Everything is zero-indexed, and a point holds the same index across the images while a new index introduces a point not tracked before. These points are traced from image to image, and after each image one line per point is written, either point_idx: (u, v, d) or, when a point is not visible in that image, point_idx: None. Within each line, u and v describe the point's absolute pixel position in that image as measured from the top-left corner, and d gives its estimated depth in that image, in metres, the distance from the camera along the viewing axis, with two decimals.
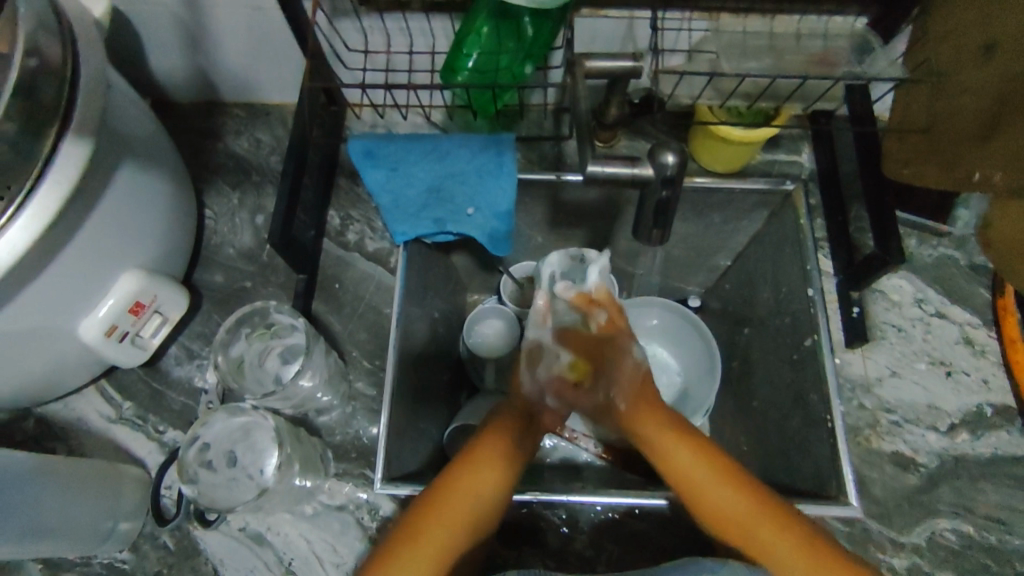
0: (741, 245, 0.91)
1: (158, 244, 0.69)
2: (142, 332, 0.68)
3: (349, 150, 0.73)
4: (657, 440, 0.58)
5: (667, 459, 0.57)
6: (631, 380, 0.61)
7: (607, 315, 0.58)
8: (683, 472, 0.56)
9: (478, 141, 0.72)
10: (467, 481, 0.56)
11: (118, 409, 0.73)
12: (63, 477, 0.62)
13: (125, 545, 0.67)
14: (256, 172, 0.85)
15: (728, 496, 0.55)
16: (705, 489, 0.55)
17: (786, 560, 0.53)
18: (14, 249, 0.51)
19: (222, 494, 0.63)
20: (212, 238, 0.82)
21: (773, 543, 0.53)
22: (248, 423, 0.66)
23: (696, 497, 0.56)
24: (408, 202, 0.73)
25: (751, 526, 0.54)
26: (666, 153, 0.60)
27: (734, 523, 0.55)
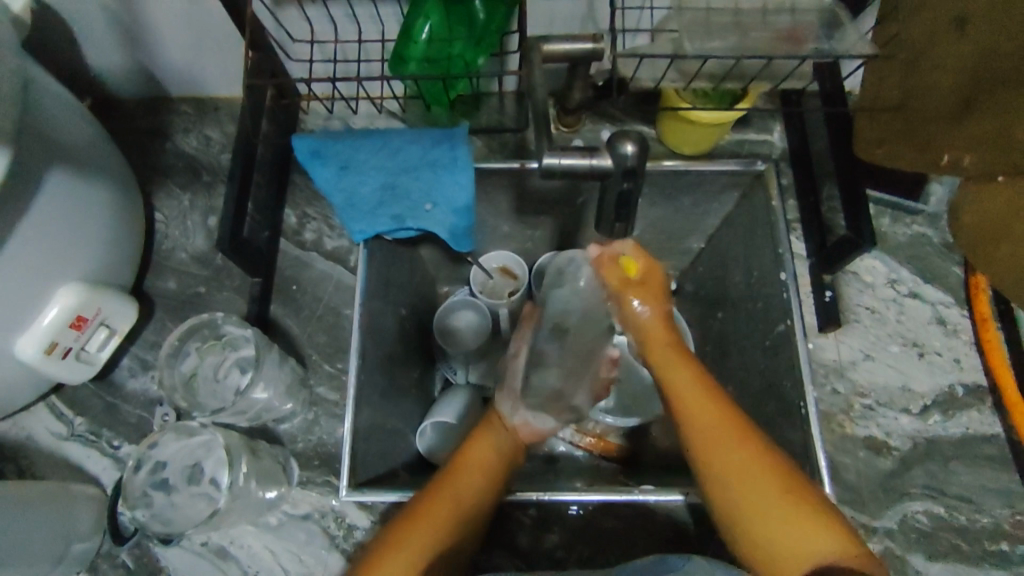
0: (713, 228, 0.90)
1: (100, 255, 0.66)
2: (87, 347, 0.65)
3: (296, 149, 0.69)
4: (664, 353, 0.63)
5: (684, 404, 0.59)
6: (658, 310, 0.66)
7: (651, 300, 0.66)
8: (705, 435, 0.56)
9: (430, 135, 0.69)
10: (435, 517, 0.57)
11: (69, 425, 0.70)
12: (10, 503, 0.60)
13: (82, 565, 0.65)
14: (207, 171, 0.82)
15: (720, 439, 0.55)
16: (709, 427, 0.56)
17: (763, 498, 0.52)
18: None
19: (179, 513, 0.61)
20: (163, 241, 0.79)
21: (744, 465, 0.54)
22: (207, 441, 0.64)
23: (702, 450, 0.56)
24: (363, 199, 0.70)
25: (739, 472, 0.54)
26: (625, 143, 0.57)
27: (712, 434, 0.56)
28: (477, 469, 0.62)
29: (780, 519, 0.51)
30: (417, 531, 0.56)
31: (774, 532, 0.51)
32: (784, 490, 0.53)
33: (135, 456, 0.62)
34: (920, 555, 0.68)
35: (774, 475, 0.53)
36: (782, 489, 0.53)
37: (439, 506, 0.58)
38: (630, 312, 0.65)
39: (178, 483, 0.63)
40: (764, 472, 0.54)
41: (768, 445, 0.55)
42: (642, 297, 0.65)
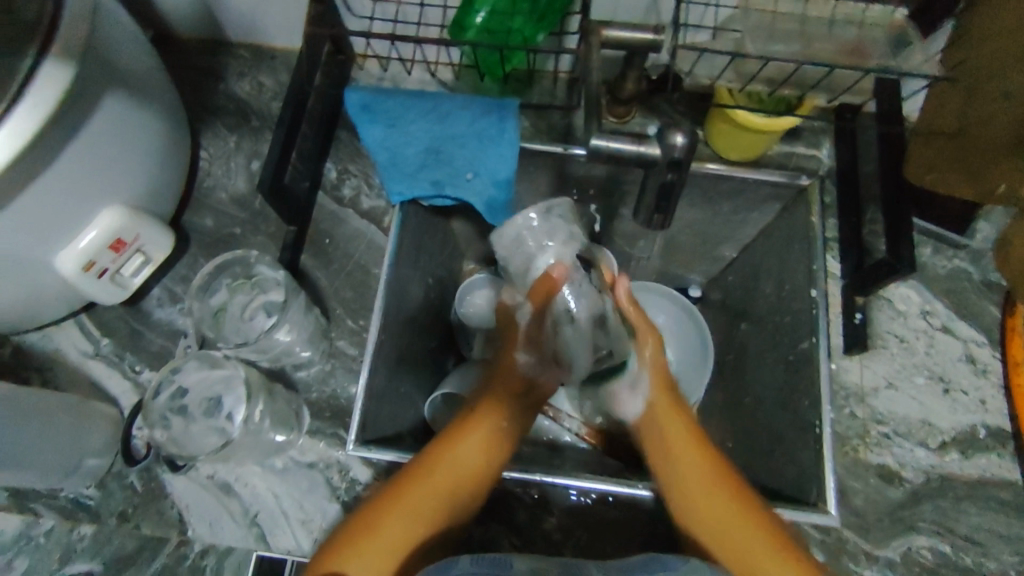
0: (749, 238, 0.93)
1: (145, 183, 0.67)
2: (122, 271, 0.66)
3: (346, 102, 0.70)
4: (660, 408, 0.66)
5: (674, 461, 0.63)
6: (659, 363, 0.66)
7: (653, 346, 0.65)
8: (686, 484, 0.62)
9: (480, 104, 0.69)
10: (385, 530, 0.56)
11: (96, 345, 0.71)
12: (33, 411, 0.61)
13: (92, 481, 0.65)
14: (255, 117, 0.83)
15: (699, 477, 0.62)
16: (694, 481, 0.62)
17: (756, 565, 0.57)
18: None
19: (189, 441, 0.63)
20: (205, 179, 0.80)
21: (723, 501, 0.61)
22: (228, 376, 0.65)
23: (697, 512, 0.61)
24: (406, 160, 0.70)
25: (731, 527, 0.59)
26: (676, 132, 0.58)
27: (694, 495, 0.62)
28: (439, 472, 0.59)
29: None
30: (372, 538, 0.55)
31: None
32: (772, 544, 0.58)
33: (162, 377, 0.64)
34: None
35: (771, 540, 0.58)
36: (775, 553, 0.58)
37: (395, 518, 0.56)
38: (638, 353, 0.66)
39: (196, 412, 0.64)
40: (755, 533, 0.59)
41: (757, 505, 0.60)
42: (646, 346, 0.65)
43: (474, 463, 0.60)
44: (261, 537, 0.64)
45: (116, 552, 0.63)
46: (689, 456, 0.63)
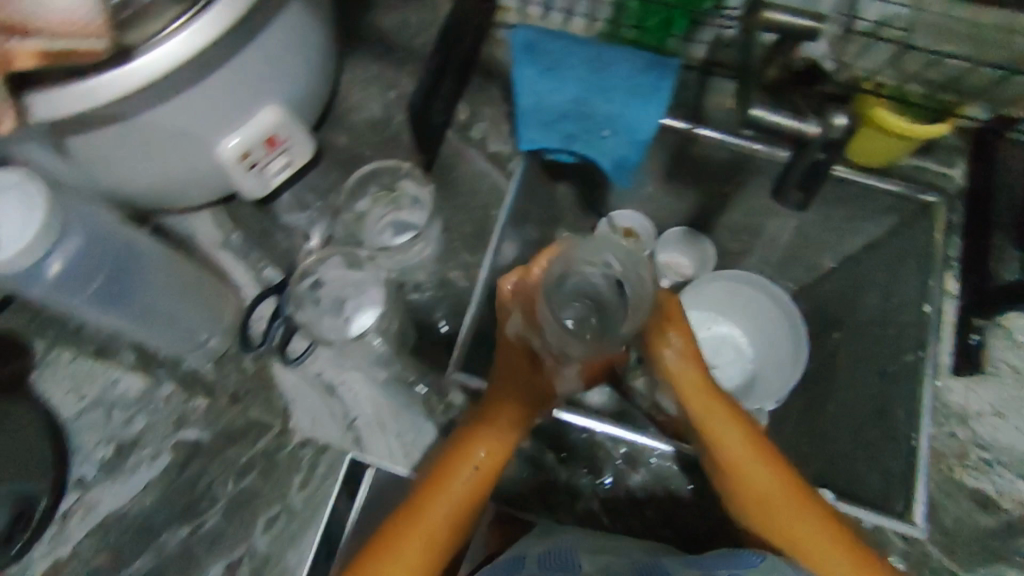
0: (853, 250, 0.91)
1: (300, 88, 0.69)
2: (267, 167, 0.69)
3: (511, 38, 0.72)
4: (711, 413, 0.57)
5: (736, 467, 0.57)
6: (686, 341, 0.56)
7: (677, 330, 0.55)
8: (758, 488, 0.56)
9: (642, 59, 0.70)
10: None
11: (226, 237, 0.75)
12: (174, 275, 0.65)
13: (210, 360, 0.69)
14: (398, 50, 0.85)
15: (771, 483, 0.56)
16: (764, 489, 0.56)
17: None
18: (161, 67, 0.51)
19: (320, 325, 0.70)
20: (343, 101, 0.83)
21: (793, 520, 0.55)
22: (362, 279, 0.74)
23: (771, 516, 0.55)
24: (551, 106, 0.72)
25: (809, 540, 0.54)
26: (839, 113, 0.58)
27: (771, 508, 0.55)
28: (428, 517, 0.54)
29: None
30: None
31: None
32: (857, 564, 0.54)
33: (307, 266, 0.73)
34: None
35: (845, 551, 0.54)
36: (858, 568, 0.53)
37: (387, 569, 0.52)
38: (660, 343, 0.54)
39: (328, 303, 0.72)
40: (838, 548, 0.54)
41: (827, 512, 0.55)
42: (666, 334, 0.54)
43: (467, 499, 0.55)
44: (356, 441, 0.66)
45: (224, 429, 0.67)
46: (752, 450, 0.57)
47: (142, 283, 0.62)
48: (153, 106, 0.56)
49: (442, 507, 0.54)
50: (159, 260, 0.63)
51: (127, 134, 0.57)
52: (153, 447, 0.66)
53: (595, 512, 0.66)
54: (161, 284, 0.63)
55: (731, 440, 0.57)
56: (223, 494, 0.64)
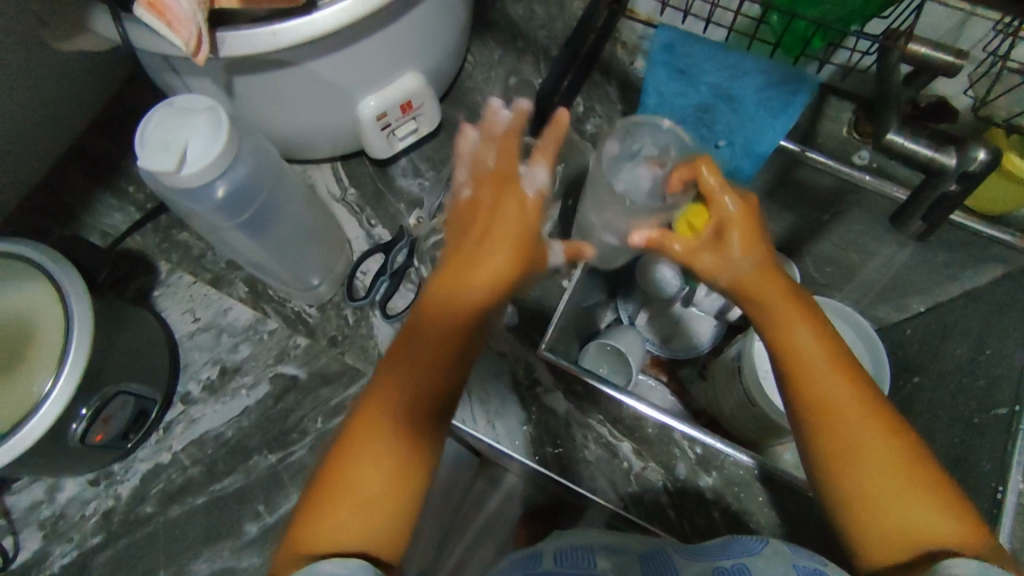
0: (947, 297, 0.93)
1: (437, 59, 0.73)
2: (395, 130, 0.74)
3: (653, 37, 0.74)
4: (776, 301, 0.56)
5: (802, 372, 0.54)
6: (744, 216, 0.57)
7: (739, 214, 0.57)
8: (829, 395, 0.53)
9: (779, 73, 0.70)
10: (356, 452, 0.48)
11: (343, 192, 0.79)
12: (316, 221, 0.69)
13: (315, 303, 0.72)
14: (523, 40, 0.89)
15: (837, 387, 0.53)
16: (830, 391, 0.53)
17: (899, 494, 0.49)
18: (322, 28, 0.55)
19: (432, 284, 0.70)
20: (466, 81, 0.87)
21: (869, 442, 0.51)
22: None
23: (828, 417, 0.52)
24: (673, 109, 0.73)
25: (869, 446, 0.51)
26: (978, 146, 0.59)
27: (837, 410, 0.52)
28: (392, 400, 0.49)
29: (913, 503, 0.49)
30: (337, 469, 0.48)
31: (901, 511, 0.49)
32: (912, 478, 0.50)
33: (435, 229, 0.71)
34: None
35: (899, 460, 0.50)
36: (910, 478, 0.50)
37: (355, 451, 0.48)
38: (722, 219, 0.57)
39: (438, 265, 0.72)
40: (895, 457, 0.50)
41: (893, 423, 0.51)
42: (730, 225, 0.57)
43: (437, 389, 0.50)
44: None
45: (321, 368, 0.69)
46: (822, 346, 0.54)
47: (294, 223, 0.67)
48: (313, 57, 0.59)
49: (407, 390, 0.50)
50: (313, 203, 0.69)
51: (285, 82, 0.62)
52: (254, 376, 0.69)
53: (661, 505, 0.66)
54: (306, 227, 0.68)
55: (793, 328, 0.55)
56: (312, 429, 0.67)
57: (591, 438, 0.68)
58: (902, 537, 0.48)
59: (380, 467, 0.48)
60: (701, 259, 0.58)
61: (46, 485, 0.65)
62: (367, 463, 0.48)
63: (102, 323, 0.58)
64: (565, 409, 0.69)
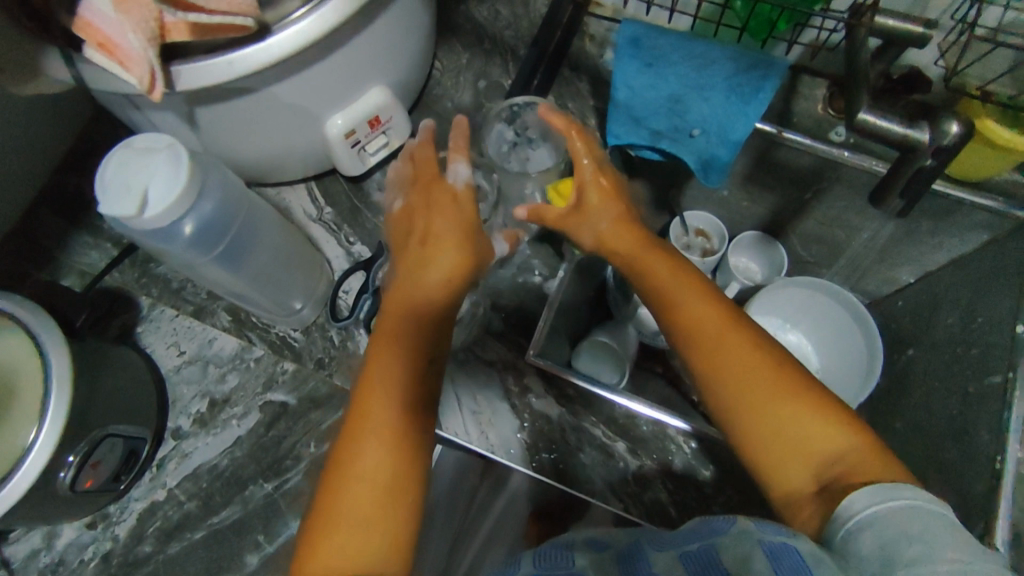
0: (935, 266, 0.93)
1: (402, 71, 0.72)
2: (367, 146, 0.73)
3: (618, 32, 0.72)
4: (631, 249, 0.60)
5: (671, 301, 0.54)
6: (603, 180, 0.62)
7: (603, 204, 0.62)
8: (692, 310, 0.53)
9: (749, 58, 0.69)
10: (339, 474, 0.45)
11: (320, 211, 0.78)
12: (286, 247, 0.68)
13: (299, 327, 0.72)
14: (489, 41, 0.88)
15: (698, 305, 0.53)
16: (697, 310, 0.53)
17: (785, 406, 0.47)
18: (279, 53, 0.54)
19: None
20: (434, 88, 0.86)
21: (734, 355, 0.50)
22: None
23: (701, 341, 0.51)
24: (643, 103, 0.72)
25: (749, 367, 0.49)
26: (951, 121, 0.58)
27: (703, 330, 0.52)
28: (369, 402, 0.47)
29: (797, 412, 0.47)
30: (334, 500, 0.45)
31: (797, 423, 0.47)
32: (789, 388, 0.48)
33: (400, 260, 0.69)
34: None
35: (775, 369, 0.49)
36: (796, 386, 0.48)
37: (340, 469, 0.45)
38: (587, 198, 0.63)
39: None
40: (775, 371, 0.49)
41: (758, 336, 0.51)
42: (596, 212, 0.62)
43: (389, 381, 0.48)
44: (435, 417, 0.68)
45: (311, 392, 0.69)
46: (680, 278, 0.55)
47: (265, 253, 0.66)
48: (275, 82, 0.59)
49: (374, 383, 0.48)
50: (282, 230, 0.67)
51: (249, 108, 0.61)
52: (243, 405, 0.69)
53: (662, 503, 0.66)
54: (274, 255, 0.66)
55: (657, 267, 0.57)
56: (305, 456, 0.67)
57: (587, 442, 0.68)
58: (797, 454, 0.46)
59: (362, 488, 0.44)
60: (569, 224, 0.64)
61: (44, 532, 0.65)
62: (342, 489, 0.45)
63: (84, 369, 0.57)
64: (559, 414, 0.69)
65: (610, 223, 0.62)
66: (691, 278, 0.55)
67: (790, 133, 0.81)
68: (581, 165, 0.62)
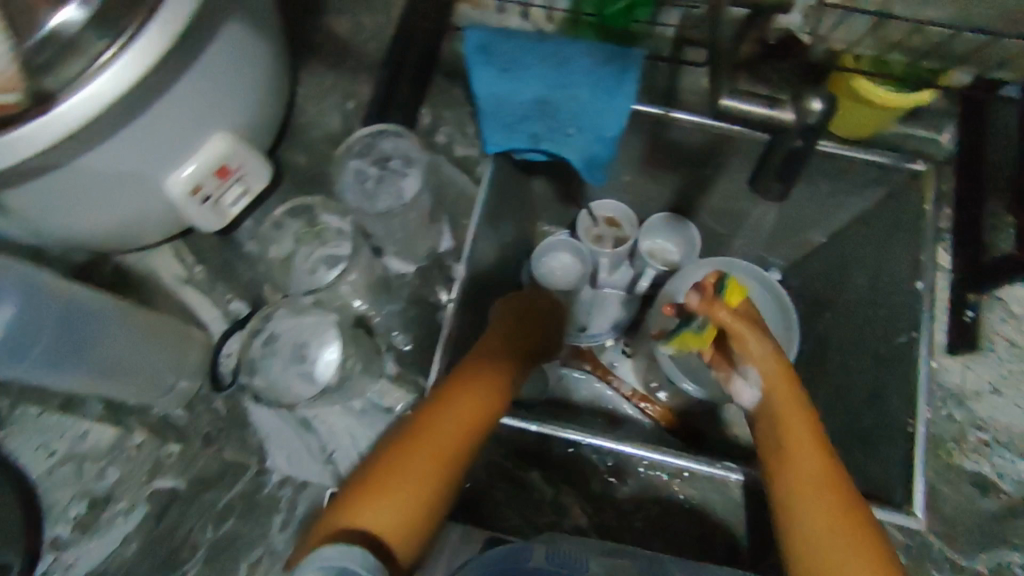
0: (842, 223, 0.89)
1: (246, 113, 0.66)
2: (223, 198, 0.66)
3: (465, 40, 0.68)
4: (785, 399, 0.62)
5: (795, 446, 0.59)
6: (765, 352, 0.64)
7: (756, 333, 0.65)
8: (798, 442, 0.59)
9: (603, 52, 0.66)
10: (378, 495, 0.52)
11: (189, 271, 0.73)
12: (138, 328, 0.64)
13: (181, 403, 0.67)
14: (352, 56, 0.81)
15: (815, 453, 0.58)
16: (800, 435, 0.59)
17: (836, 546, 0.53)
18: (69, 125, 0.48)
19: (284, 381, 0.66)
20: (299, 116, 0.79)
21: (822, 498, 0.56)
22: (310, 322, 0.67)
23: (810, 476, 0.57)
24: (510, 109, 0.68)
25: (818, 512, 0.55)
26: (815, 96, 0.54)
27: (811, 475, 0.57)
28: (413, 451, 0.54)
29: (849, 562, 0.52)
30: (362, 514, 0.50)
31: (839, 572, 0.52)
32: (850, 530, 0.54)
33: (255, 327, 0.66)
34: None
35: (836, 509, 0.55)
36: (850, 528, 0.54)
37: (379, 495, 0.52)
38: (742, 342, 0.65)
39: (282, 352, 0.66)
40: (842, 517, 0.54)
41: (837, 482, 0.56)
42: (747, 333, 0.65)
43: (455, 442, 0.56)
44: (337, 475, 0.65)
45: (200, 473, 0.64)
46: (806, 435, 0.59)
47: (115, 340, 0.63)
48: (83, 151, 0.53)
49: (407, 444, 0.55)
50: (128, 313, 0.64)
51: (65, 181, 0.54)
52: (127, 500, 0.63)
53: (582, 530, 0.64)
54: (126, 339, 0.64)
55: (789, 402, 0.62)
56: None
57: (499, 476, 0.66)
58: None
59: (389, 518, 0.50)
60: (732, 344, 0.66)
61: None
62: (383, 500, 0.51)
63: None
64: None
65: (774, 358, 0.64)
66: (788, 382, 0.63)
67: (677, 113, 0.77)
68: (715, 306, 0.65)
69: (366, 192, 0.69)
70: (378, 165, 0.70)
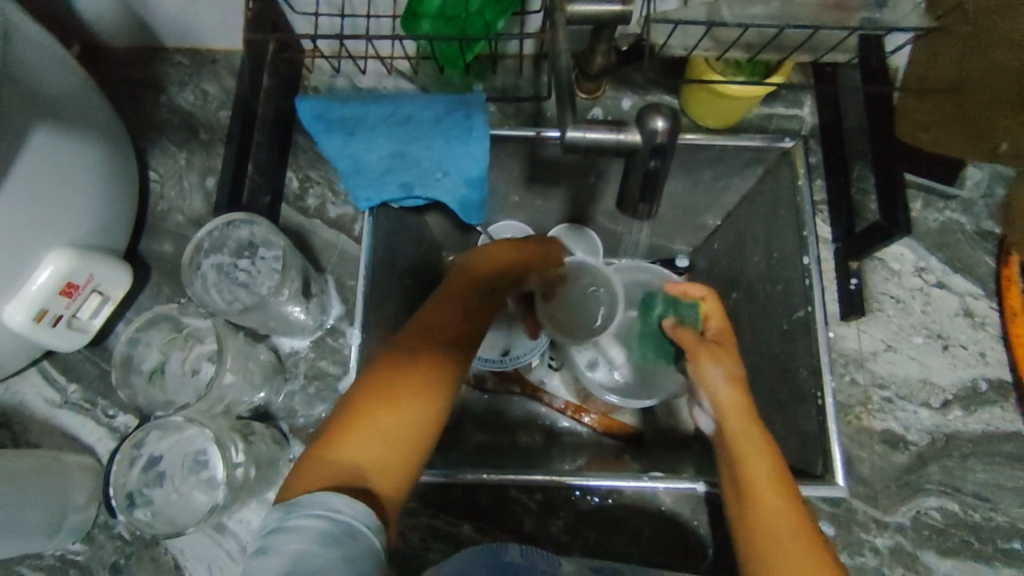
0: (733, 203, 0.86)
1: (89, 221, 0.62)
2: (78, 314, 0.63)
3: (298, 111, 0.65)
4: (741, 431, 0.57)
5: (741, 468, 0.55)
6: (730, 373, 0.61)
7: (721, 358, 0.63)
8: (748, 468, 0.55)
9: (444, 102, 0.66)
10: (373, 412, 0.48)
11: (63, 393, 0.68)
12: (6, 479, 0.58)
13: (79, 536, 0.64)
14: (204, 129, 0.77)
15: (767, 472, 0.54)
16: (753, 462, 0.55)
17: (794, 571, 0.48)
18: None
19: (177, 506, 0.61)
20: (158, 203, 0.75)
21: (775, 519, 0.51)
22: (185, 437, 0.62)
23: (753, 492, 0.53)
24: (371, 166, 0.67)
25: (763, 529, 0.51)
26: (655, 116, 0.53)
27: (761, 493, 0.53)
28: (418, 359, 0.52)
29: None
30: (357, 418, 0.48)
31: None
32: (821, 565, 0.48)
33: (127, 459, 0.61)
34: (931, 552, 0.67)
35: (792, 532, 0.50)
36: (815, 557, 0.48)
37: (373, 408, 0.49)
38: (704, 369, 0.62)
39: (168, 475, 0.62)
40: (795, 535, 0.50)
41: (798, 511, 0.51)
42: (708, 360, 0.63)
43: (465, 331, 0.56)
44: None
45: None
46: (758, 461, 0.55)
47: None
48: None
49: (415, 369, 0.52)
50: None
51: None
52: None
53: None
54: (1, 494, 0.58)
55: (748, 433, 0.57)
56: None
57: (432, 538, 0.66)
58: None
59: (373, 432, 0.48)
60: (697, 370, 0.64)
61: None
62: (385, 408, 0.49)
63: None
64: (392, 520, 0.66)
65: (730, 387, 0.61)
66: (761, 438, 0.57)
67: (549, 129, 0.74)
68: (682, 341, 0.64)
69: (236, 283, 0.66)
70: (243, 256, 0.67)
